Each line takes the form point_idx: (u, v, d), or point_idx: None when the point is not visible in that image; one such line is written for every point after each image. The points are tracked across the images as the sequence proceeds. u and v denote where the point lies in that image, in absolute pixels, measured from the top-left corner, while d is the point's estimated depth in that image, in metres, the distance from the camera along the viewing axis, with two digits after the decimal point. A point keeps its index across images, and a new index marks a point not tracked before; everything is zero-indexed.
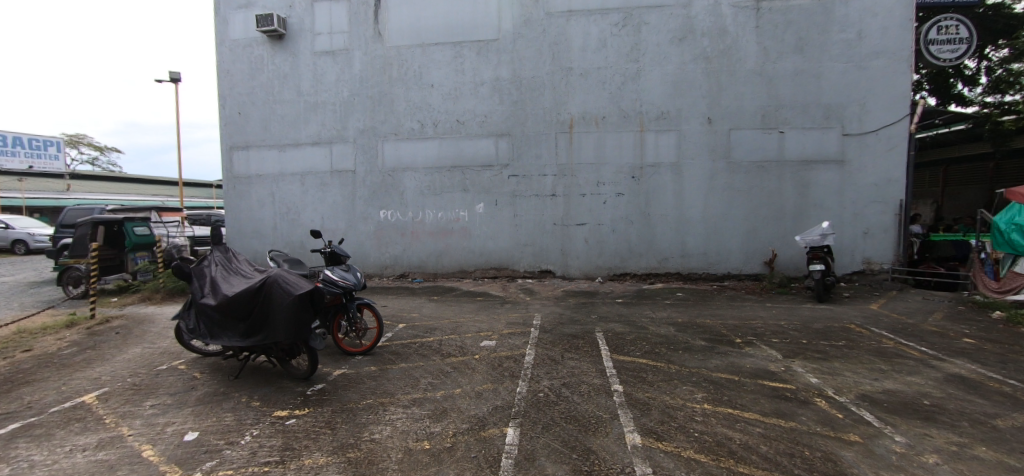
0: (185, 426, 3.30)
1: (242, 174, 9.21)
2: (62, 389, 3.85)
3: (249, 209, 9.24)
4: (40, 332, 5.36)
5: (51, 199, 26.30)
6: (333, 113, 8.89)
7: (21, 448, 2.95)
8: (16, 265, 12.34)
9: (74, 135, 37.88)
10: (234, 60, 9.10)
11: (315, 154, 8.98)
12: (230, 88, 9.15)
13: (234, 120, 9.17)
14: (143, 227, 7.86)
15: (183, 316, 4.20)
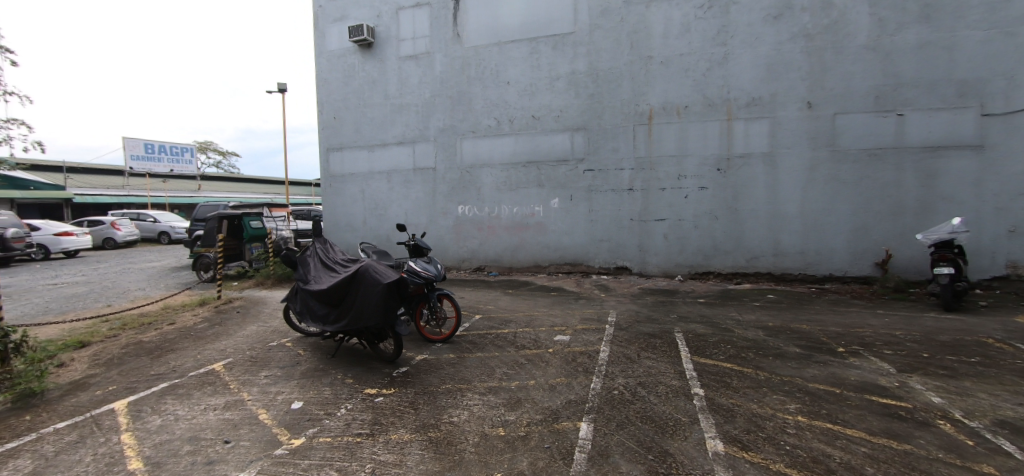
0: (292, 396, 3.75)
1: (338, 173, 10.14)
2: (198, 357, 4.57)
3: (343, 205, 10.15)
4: (181, 309, 6.38)
5: (187, 197, 31.09)
6: (416, 114, 9.43)
7: (169, 403, 3.57)
8: (164, 253, 14.82)
9: (204, 143, 44.14)
10: (331, 69, 10.00)
11: (400, 153, 9.60)
12: (328, 95, 10.08)
13: (331, 124, 10.11)
14: (257, 221, 9.07)
15: (291, 299, 4.75)
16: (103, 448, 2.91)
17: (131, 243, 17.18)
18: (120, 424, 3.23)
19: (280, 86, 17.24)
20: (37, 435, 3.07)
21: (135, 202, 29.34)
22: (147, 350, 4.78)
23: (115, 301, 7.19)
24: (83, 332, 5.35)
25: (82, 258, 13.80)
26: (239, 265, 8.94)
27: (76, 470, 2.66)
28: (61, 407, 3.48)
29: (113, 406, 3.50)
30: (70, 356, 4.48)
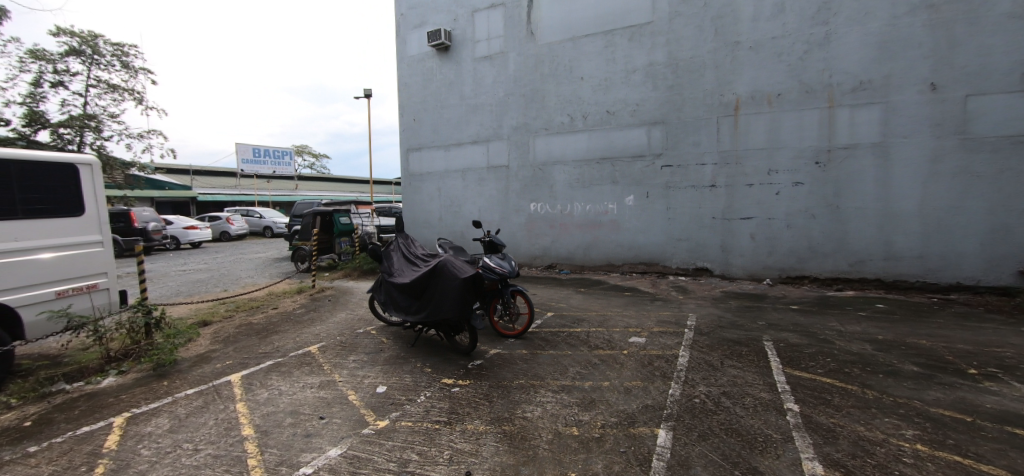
0: (377, 380, 4.02)
1: (417, 172, 10.68)
2: (297, 339, 5.07)
3: (421, 202, 10.69)
4: (283, 296, 7.13)
5: (285, 195, 34.77)
6: (490, 113, 9.64)
7: (274, 379, 3.99)
8: (268, 245, 16.71)
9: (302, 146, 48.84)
10: (411, 73, 10.56)
11: (474, 152, 9.88)
12: (408, 98, 10.67)
13: (411, 126, 10.69)
14: (345, 217, 9.84)
15: (375, 290, 5.08)
16: (223, 414, 3.33)
17: (241, 237, 19.55)
18: (235, 394, 3.68)
19: (366, 93, 18.51)
20: (173, 398, 3.59)
21: (243, 201, 33.39)
22: (256, 330, 5.39)
23: (230, 287, 8.23)
24: (206, 312, 6.18)
25: (204, 249, 16.00)
26: (330, 257, 9.82)
27: (203, 432, 3.08)
28: (191, 376, 4.05)
29: (230, 378, 3.99)
30: (197, 332, 5.20)
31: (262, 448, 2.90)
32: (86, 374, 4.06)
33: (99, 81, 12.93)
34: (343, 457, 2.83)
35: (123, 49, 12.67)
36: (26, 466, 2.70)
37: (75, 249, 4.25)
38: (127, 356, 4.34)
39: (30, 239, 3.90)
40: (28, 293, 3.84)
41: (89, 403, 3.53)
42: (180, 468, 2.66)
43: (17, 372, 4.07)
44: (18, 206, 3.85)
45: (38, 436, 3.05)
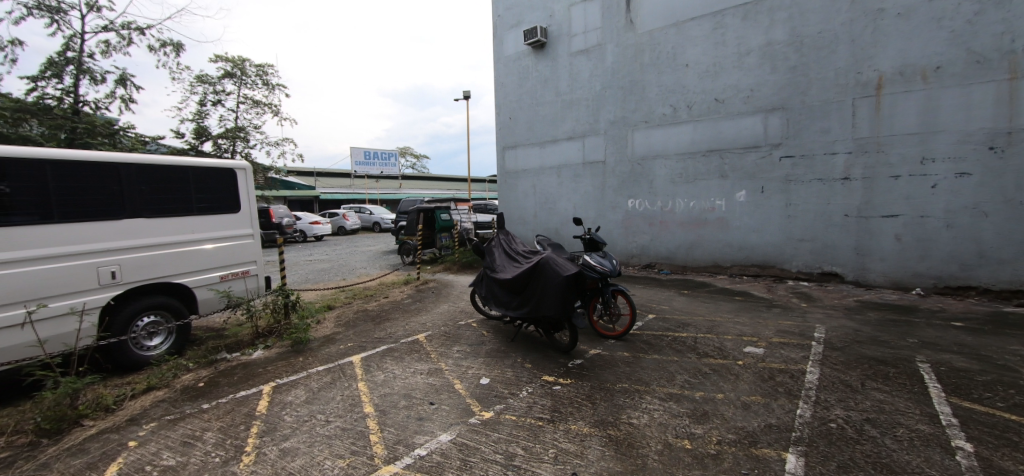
0: (480, 371, 4.13)
1: (512, 170, 10.90)
2: (407, 327, 5.45)
3: (516, 199, 10.90)
4: (392, 286, 7.76)
5: (390, 194, 38.14)
6: (586, 108, 9.46)
7: (388, 362, 4.31)
8: (376, 239, 18.40)
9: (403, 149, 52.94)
10: (508, 73, 10.80)
11: (569, 148, 9.80)
12: (505, 98, 10.93)
13: (507, 124, 10.95)
14: (446, 214, 10.41)
15: (477, 284, 5.26)
16: (348, 391, 3.67)
17: (355, 232, 21.82)
18: (358, 373, 4.04)
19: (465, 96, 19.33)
20: (307, 373, 4.05)
21: (354, 200, 37.27)
22: (372, 317, 5.92)
23: (348, 276, 9.19)
24: (330, 298, 6.96)
25: (325, 242, 18.12)
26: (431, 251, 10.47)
27: (333, 405, 3.44)
28: (322, 354, 4.55)
29: (352, 358, 4.39)
30: (324, 315, 5.84)
31: (382, 425, 3.16)
32: (241, 346, 4.77)
33: (247, 98, 15.29)
34: (453, 444, 2.94)
35: (264, 68, 14.74)
36: (203, 419, 3.26)
37: (233, 240, 5.00)
38: (271, 332, 5.01)
39: (201, 232, 4.69)
40: (199, 276, 4.63)
41: (244, 371, 4.14)
42: (316, 436, 3.02)
43: (195, 340, 4.97)
44: (193, 204, 4.65)
45: (209, 396, 3.65)
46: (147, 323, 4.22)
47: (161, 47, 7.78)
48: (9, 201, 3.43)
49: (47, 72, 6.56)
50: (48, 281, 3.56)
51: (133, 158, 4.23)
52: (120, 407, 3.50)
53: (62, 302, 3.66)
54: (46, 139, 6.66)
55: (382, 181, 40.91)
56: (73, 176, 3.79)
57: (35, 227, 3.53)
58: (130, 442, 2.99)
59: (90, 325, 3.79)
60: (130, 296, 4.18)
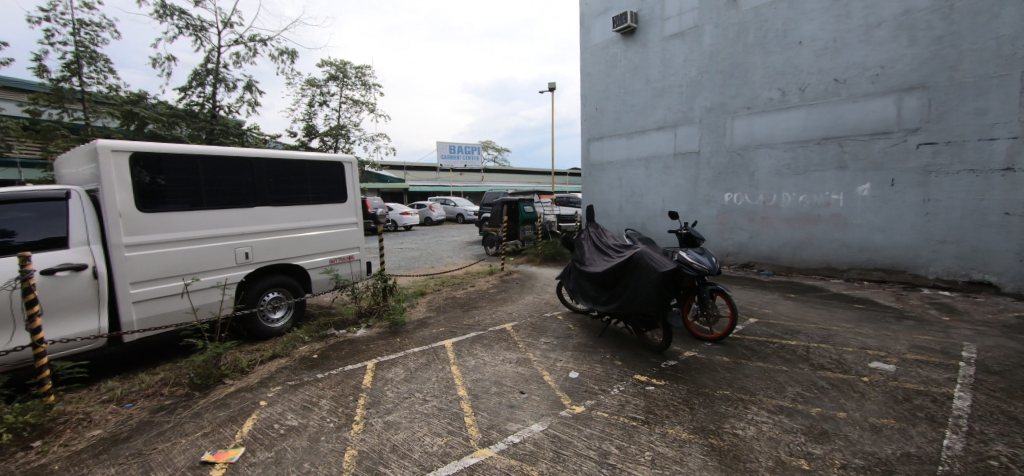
0: (569, 365, 4.11)
1: (597, 162, 10.59)
2: (494, 315, 5.61)
3: (600, 192, 10.59)
4: (478, 276, 8.02)
5: (472, 186, 39.44)
6: (680, 95, 8.89)
7: (478, 349, 4.45)
8: (460, 230, 19.17)
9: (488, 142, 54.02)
10: (594, 62, 10.43)
11: (659, 138, 9.30)
12: (591, 88, 10.59)
13: (592, 115, 10.62)
14: (530, 207, 10.58)
15: (565, 278, 5.27)
16: (442, 373, 3.90)
17: (440, 222, 22.93)
18: (450, 357, 4.23)
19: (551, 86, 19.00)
20: (405, 353, 4.35)
21: (437, 193, 39.11)
22: (461, 304, 6.17)
23: (436, 264, 9.69)
24: (422, 284, 7.39)
25: (413, 232, 19.27)
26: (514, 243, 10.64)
27: (429, 385, 3.69)
28: (418, 336, 4.85)
29: (444, 342, 4.61)
30: (418, 299, 6.22)
31: (476, 409, 3.31)
32: (348, 324, 5.23)
33: (348, 98, 16.52)
34: (545, 434, 2.95)
35: (362, 70, 15.96)
36: (318, 388, 3.70)
37: (341, 228, 5.46)
38: (372, 313, 5.44)
39: (315, 220, 5.18)
40: (313, 259, 5.14)
41: (350, 347, 4.53)
42: (416, 413, 3.29)
43: (310, 316, 5.56)
44: (309, 194, 5.16)
45: (322, 367, 4.08)
46: (272, 298, 4.80)
47: (280, 55, 8.71)
48: (167, 191, 4.06)
49: (194, 82, 7.69)
50: (200, 259, 4.21)
51: (261, 152, 4.74)
52: (252, 370, 4.04)
53: (210, 277, 4.30)
54: (193, 140, 7.79)
55: (463, 174, 42.37)
56: (215, 170, 4.37)
57: (189, 213, 4.15)
58: (262, 401, 3.50)
59: (230, 297, 4.43)
60: (260, 274, 4.76)
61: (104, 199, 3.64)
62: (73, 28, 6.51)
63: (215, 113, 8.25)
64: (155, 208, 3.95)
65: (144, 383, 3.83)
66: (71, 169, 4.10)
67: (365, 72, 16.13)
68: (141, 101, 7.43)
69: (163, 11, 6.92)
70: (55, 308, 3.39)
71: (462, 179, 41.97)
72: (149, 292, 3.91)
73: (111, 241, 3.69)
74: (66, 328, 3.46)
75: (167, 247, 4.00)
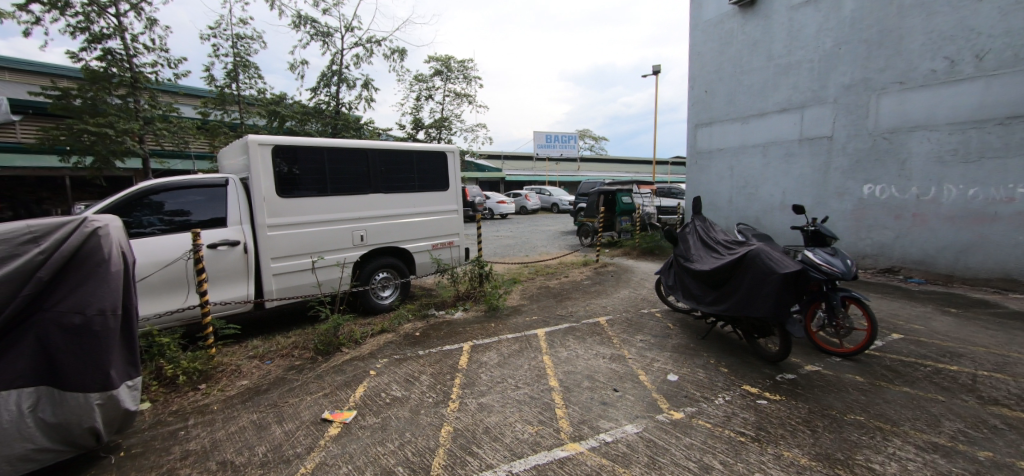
0: (667, 366, 3.84)
1: (704, 149, 9.74)
2: (588, 307, 5.48)
3: (707, 182, 9.76)
4: (572, 266, 7.92)
5: (566, 176, 39.08)
6: (810, 71, 7.76)
7: (570, 341, 4.38)
8: (555, 220, 19.19)
9: (585, 131, 52.98)
10: (706, 40, 9.54)
11: (780, 122, 8.24)
12: (701, 68, 9.73)
13: (701, 98, 9.76)
14: (628, 196, 10.06)
15: (666, 273, 4.96)
16: (534, 362, 3.91)
17: (535, 211, 23.22)
18: (542, 347, 4.23)
19: (654, 68, 17.72)
20: (499, 338, 4.45)
21: (531, 183, 39.63)
22: (554, 294, 6.14)
23: (530, 253, 9.81)
24: (516, 272, 7.51)
25: (508, 220, 19.77)
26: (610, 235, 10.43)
27: (522, 372, 3.73)
28: (512, 322, 4.93)
29: (537, 331, 4.62)
30: (513, 286, 6.32)
31: (567, 402, 3.25)
32: (446, 305, 5.51)
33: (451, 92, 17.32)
34: (640, 437, 2.78)
35: (465, 64, 16.69)
36: (419, 364, 3.94)
37: (443, 215, 5.75)
38: (468, 297, 5.66)
39: (421, 206, 5.52)
40: (418, 243, 5.49)
41: (448, 328, 4.76)
42: (508, 398, 3.33)
43: (413, 296, 5.99)
44: (416, 182, 5.50)
45: (424, 344, 4.34)
46: (382, 278, 5.26)
47: (394, 53, 9.37)
48: (301, 179, 4.60)
49: (322, 83, 8.69)
50: (325, 239, 4.74)
51: (377, 143, 5.16)
52: (363, 342, 4.44)
53: (333, 256, 4.82)
54: (321, 134, 8.82)
55: (557, 164, 42.24)
56: (338, 160, 4.87)
57: (318, 199, 4.68)
58: (371, 371, 3.83)
59: (348, 275, 4.94)
60: (372, 254, 5.22)
61: (255, 186, 4.27)
62: (233, 42, 7.75)
63: (340, 110, 9.20)
64: (291, 194, 4.52)
65: (279, 344, 4.45)
66: (230, 160, 4.87)
67: (468, 66, 16.85)
68: (282, 102, 8.60)
69: (300, 21, 7.88)
70: (217, 276, 4.08)
71: (555, 169, 41.89)
72: (286, 267, 4.50)
73: (258, 222, 4.32)
74: (224, 292, 4.15)
75: (300, 228, 4.56)
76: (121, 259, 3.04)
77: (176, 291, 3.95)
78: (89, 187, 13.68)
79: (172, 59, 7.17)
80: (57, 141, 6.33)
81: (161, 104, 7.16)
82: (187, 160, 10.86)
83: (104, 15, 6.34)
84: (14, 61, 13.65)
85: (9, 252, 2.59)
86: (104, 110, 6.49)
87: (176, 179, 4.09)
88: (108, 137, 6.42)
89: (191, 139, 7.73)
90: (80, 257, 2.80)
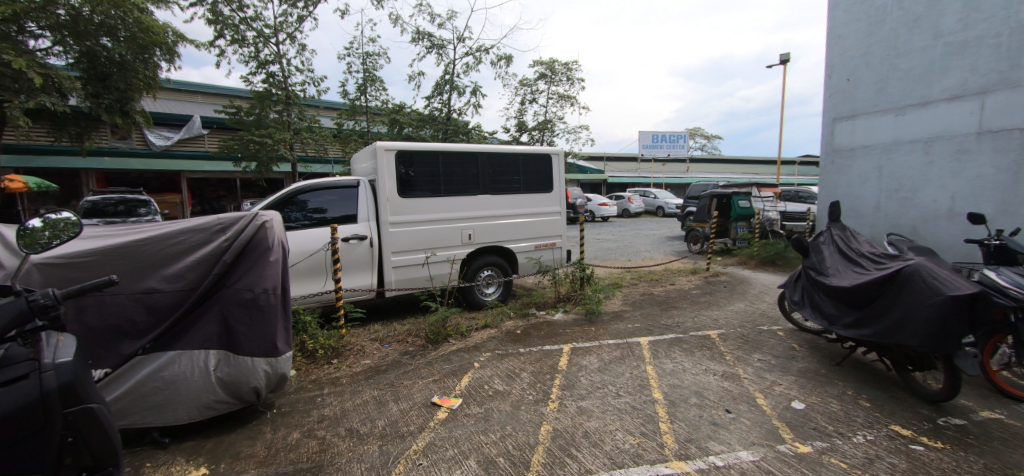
0: (791, 392, 3.42)
1: (844, 146, 7.75)
2: (696, 319, 5.11)
3: (846, 186, 7.75)
4: (679, 274, 7.46)
5: (675, 178, 36.80)
6: (1001, 43, 5.72)
7: (676, 353, 4.14)
8: (660, 224, 18.25)
9: (695, 129, 49.52)
10: (846, 16, 7.59)
11: (950, 113, 6.28)
12: (841, 52, 7.73)
13: (840, 87, 7.79)
14: (746, 201, 9.45)
15: (791, 287, 4.42)
16: (637, 371, 3.77)
17: (638, 214, 22.38)
18: (646, 356, 4.07)
19: (782, 57, 15.81)
20: (600, 343, 4.39)
21: (632, 184, 38.23)
22: (658, 301, 5.85)
23: (633, 258, 9.48)
24: (618, 277, 7.32)
25: (609, 223, 19.30)
26: (724, 241, 9.75)
27: (624, 380, 3.62)
28: (613, 328, 4.81)
29: (640, 339, 4.46)
30: (614, 291, 6.16)
31: (673, 417, 3.07)
32: (547, 306, 5.58)
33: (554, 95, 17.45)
34: (756, 466, 2.52)
35: (570, 65, 16.69)
36: (520, 361, 4.05)
37: (547, 216, 5.83)
38: (569, 299, 5.66)
39: (525, 208, 5.67)
40: (521, 244, 5.66)
41: (549, 329, 4.82)
42: (609, 405, 3.26)
43: (514, 295, 6.18)
44: (521, 184, 5.66)
45: (526, 343, 4.46)
46: (487, 275, 5.55)
47: (501, 59, 9.70)
48: (417, 181, 5.03)
49: (436, 92, 9.38)
50: (437, 237, 5.11)
51: (485, 147, 5.42)
52: (468, 335, 4.71)
53: (444, 252, 5.18)
54: (434, 139, 9.52)
55: (662, 164, 40.09)
56: (450, 163, 5.22)
57: (431, 199, 5.07)
58: (476, 363, 4.04)
59: (456, 271, 5.27)
60: (479, 252, 5.53)
61: (380, 187, 4.78)
62: (363, 60, 8.74)
63: (451, 116, 9.83)
64: (410, 194, 4.97)
65: (395, 330, 4.92)
66: (360, 164, 5.49)
67: (572, 67, 16.79)
68: (402, 111, 9.45)
69: (419, 36, 8.60)
70: (349, 266, 4.67)
71: (659, 171, 39.80)
72: (403, 260, 4.95)
73: (383, 219, 4.82)
74: (353, 281, 4.71)
75: (416, 226, 4.99)
76: (280, 249, 3.61)
77: (317, 277, 4.59)
78: (253, 188, 16.56)
79: (316, 77, 8.34)
80: (234, 151, 7.79)
81: (307, 117, 8.36)
82: (327, 164, 12.56)
83: (268, 44, 7.61)
84: (205, 87, 17.11)
85: (205, 239, 3.26)
86: (266, 124, 7.81)
87: (316, 180, 4.71)
88: (268, 146, 7.70)
89: (329, 146, 8.92)
90: (252, 245, 3.39)
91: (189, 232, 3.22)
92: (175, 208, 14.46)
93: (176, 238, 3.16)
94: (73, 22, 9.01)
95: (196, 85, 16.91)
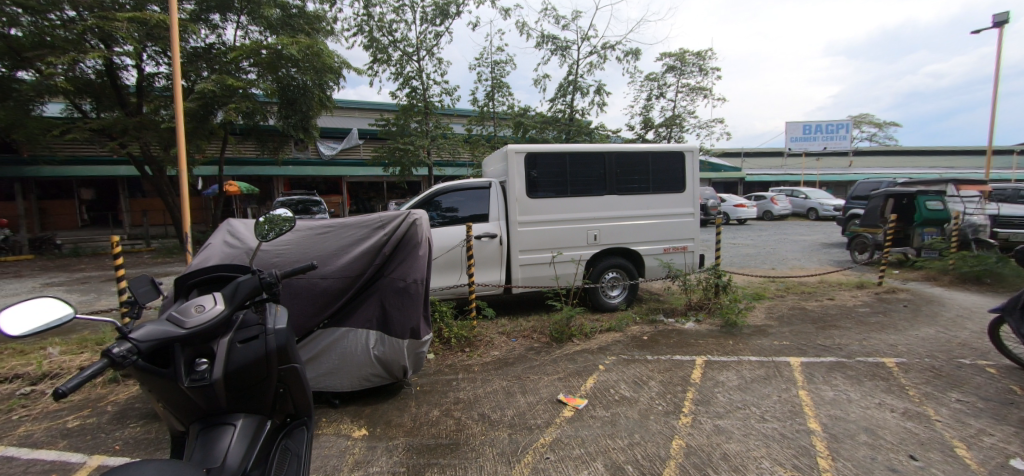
0: (1010, 446, 2.68)
1: None
2: (864, 343, 4.33)
3: None
4: (840, 288, 6.42)
5: (835, 174, 31.51)
6: None
7: (839, 380, 3.58)
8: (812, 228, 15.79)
9: (861, 116, 41.74)
10: None
11: None
12: None
13: None
14: (936, 202, 7.71)
15: (1013, 315, 3.47)
16: (786, 395, 3.37)
17: (783, 216, 19.72)
18: (797, 379, 3.61)
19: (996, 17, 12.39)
20: (739, 359, 4.02)
21: (772, 183, 33.78)
22: (813, 318, 5.11)
23: (778, 267, 8.42)
24: (762, 287, 6.59)
25: (745, 225, 17.37)
26: (903, 251, 8.03)
27: (770, 403, 3.26)
28: (755, 344, 4.35)
29: (790, 359, 3.96)
30: (756, 303, 5.56)
31: (833, 453, 2.67)
32: (676, 313, 5.31)
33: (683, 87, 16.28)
34: None
35: (702, 54, 15.42)
36: (648, 368, 3.93)
37: (678, 217, 5.53)
38: (702, 308, 5.29)
39: (655, 208, 5.45)
40: (650, 246, 5.46)
41: (679, 337, 4.58)
42: (751, 428, 2.98)
43: (640, 299, 6.00)
44: (651, 185, 5.45)
45: (654, 350, 4.30)
46: (612, 278, 5.48)
47: (627, 54, 9.38)
48: (544, 182, 5.18)
49: (561, 94, 9.51)
50: (562, 236, 5.20)
51: (613, 146, 5.36)
52: (593, 336, 4.73)
53: (570, 252, 5.26)
54: (558, 140, 9.67)
55: (813, 158, 34.68)
56: (578, 164, 5.28)
57: (557, 199, 5.18)
58: (601, 366, 4.03)
59: (580, 272, 5.31)
60: (604, 254, 5.48)
61: (511, 187, 5.05)
62: (492, 68, 9.28)
63: (574, 117, 9.87)
64: (538, 195, 5.15)
65: (522, 326, 5.17)
66: (492, 167, 5.87)
67: (705, 57, 15.48)
68: (527, 114, 9.77)
69: (545, 40, 8.78)
70: (481, 262, 5.04)
71: (808, 167, 34.50)
72: (531, 258, 5.16)
73: (512, 218, 5.08)
74: (485, 276, 5.08)
75: (543, 225, 5.15)
76: (426, 245, 4.05)
77: (453, 271, 5.04)
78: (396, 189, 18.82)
79: (451, 88, 9.11)
80: (383, 157, 8.96)
81: (441, 125, 9.18)
82: (460, 168, 13.69)
83: (411, 61, 8.56)
84: (360, 103, 19.91)
85: (369, 233, 3.83)
86: (408, 133, 8.82)
87: (453, 183, 5.15)
88: (410, 152, 8.68)
89: (461, 151, 9.69)
90: (404, 240, 3.87)
91: (357, 228, 3.84)
92: (338, 207, 17.22)
93: (350, 232, 3.80)
94: (274, 58, 11.06)
95: (354, 102, 19.80)
